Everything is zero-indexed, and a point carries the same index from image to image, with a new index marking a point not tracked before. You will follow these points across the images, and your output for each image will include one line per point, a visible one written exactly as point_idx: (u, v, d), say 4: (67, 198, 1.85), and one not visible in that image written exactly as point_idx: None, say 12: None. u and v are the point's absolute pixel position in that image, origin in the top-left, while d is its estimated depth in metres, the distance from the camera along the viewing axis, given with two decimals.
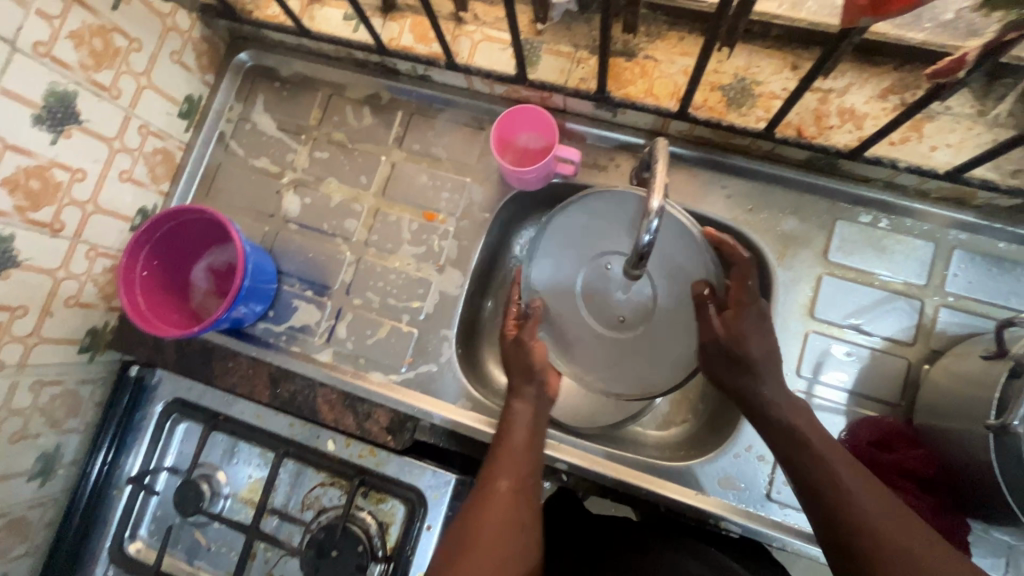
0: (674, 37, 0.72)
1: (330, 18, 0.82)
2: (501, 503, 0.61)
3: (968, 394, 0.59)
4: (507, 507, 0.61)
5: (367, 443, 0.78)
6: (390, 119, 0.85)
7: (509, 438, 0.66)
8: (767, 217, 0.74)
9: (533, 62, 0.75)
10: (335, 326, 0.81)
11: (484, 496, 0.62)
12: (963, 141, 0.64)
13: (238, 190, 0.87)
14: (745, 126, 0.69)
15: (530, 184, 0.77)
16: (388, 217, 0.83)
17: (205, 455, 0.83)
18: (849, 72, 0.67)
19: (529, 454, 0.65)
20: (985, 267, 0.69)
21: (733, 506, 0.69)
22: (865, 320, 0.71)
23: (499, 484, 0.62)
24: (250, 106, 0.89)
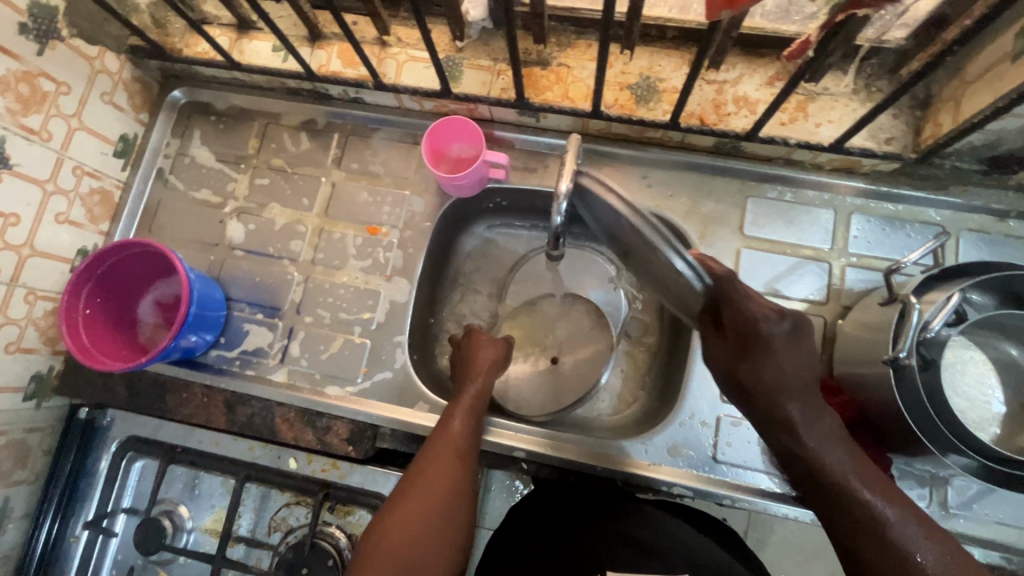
0: (582, 45, 0.78)
1: (259, 51, 0.85)
2: (443, 468, 0.64)
3: (873, 339, 0.65)
4: (447, 473, 0.64)
5: (329, 457, 0.80)
6: (327, 142, 0.88)
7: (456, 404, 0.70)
8: (686, 201, 0.80)
9: (456, 77, 0.80)
10: (288, 346, 0.82)
11: (427, 461, 0.65)
12: (843, 117, 0.72)
13: (181, 223, 0.88)
14: (653, 119, 0.75)
15: (466, 190, 0.82)
16: (333, 235, 0.85)
17: (165, 490, 0.82)
18: (738, 64, 0.74)
19: (472, 428, 0.69)
20: (880, 227, 0.77)
21: (683, 471, 0.73)
22: (783, 286, 0.77)
23: (446, 451, 0.66)
24: (186, 140, 0.91)
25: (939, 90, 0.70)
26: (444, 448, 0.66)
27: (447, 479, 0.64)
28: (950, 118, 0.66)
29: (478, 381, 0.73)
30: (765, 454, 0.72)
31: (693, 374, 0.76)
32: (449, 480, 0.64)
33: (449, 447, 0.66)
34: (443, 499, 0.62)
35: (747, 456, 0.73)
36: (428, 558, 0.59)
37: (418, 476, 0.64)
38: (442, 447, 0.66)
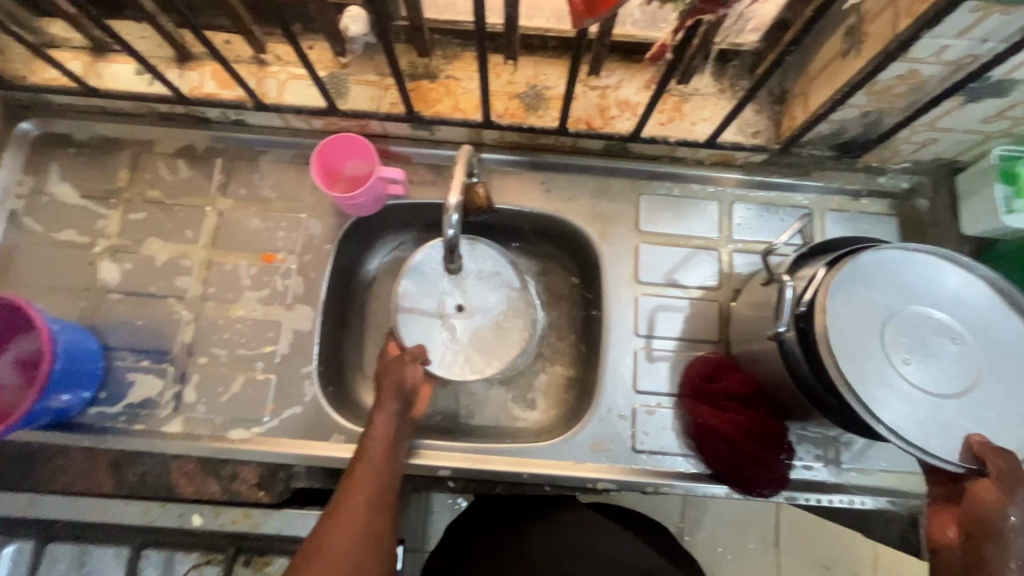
0: (468, 57, 0.79)
1: (121, 75, 0.78)
2: (350, 516, 0.56)
3: (759, 317, 0.70)
4: (355, 521, 0.56)
5: (239, 507, 0.72)
6: (209, 168, 0.83)
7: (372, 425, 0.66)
8: (584, 203, 0.83)
9: (342, 93, 0.78)
10: (181, 392, 0.75)
11: (334, 512, 0.57)
12: (714, 114, 0.78)
13: (42, 268, 0.78)
14: (544, 126, 0.77)
15: (364, 208, 0.79)
16: (224, 267, 0.79)
17: (44, 575, 0.70)
18: (617, 69, 0.78)
19: (385, 470, 0.63)
20: (758, 213, 0.83)
21: (607, 466, 0.74)
22: (681, 275, 0.81)
23: (354, 498, 0.58)
24: (42, 177, 0.81)
25: (791, 87, 0.77)
26: (353, 495, 0.58)
27: (356, 528, 0.56)
28: (801, 111, 0.73)
29: (387, 412, 0.67)
30: (679, 438, 0.76)
31: (607, 370, 0.78)
32: (357, 528, 0.56)
33: (359, 493, 0.59)
34: (348, 554, 0.54)
35: (663, 441, 0.76)
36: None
37: (324, 530, 0.55)
38: (350, 493, 0.59)
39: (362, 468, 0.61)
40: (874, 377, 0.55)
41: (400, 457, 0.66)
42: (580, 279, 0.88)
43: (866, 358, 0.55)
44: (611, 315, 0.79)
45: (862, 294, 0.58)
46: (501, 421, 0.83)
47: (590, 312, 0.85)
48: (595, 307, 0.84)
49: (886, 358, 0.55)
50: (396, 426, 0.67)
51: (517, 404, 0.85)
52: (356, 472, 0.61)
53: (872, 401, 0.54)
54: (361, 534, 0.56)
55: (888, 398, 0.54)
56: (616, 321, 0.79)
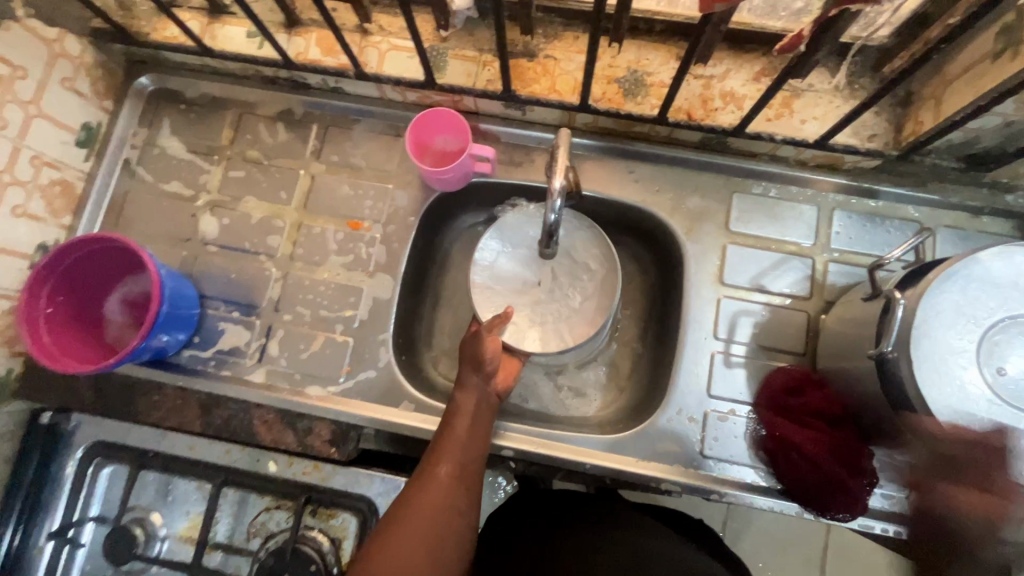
0: (569, 37, 0.77)
1: (233, 37, 0.81)
2: (433, 485, 0.61)
3: (857, 334, 0.65)
4: (437, 490, 0.61)
5: (310, 459, 0.77)
6: (305, 133, 0.85)
7: (456, 403, 0.68)
8: (672, 196, 0.80)
9: (441, 67, 0.78)
10: (266, 345, 0.79)
11: (420, 478, 0.62)
12: (827, 113, 0.73)
13: (150, 216, 0.84)
14: (641, 114, 0.74)
15: (451, 184, 0.80)
16: (312, 230, 0.82)
17: (135, 497, 0.78)
18: (726, 59, 0.74)
19: (471, 442, 0.66)
20: (860, 223, 0.78)
21: (672, 467, 0.73)
22: (768, 281, 0.78)
23: (439, 468, 0.63)
24: (155, 130, 0.86)
25: (919, 88, 0.71)
26: (438, 466, 0.63)
27: (437, 497, 0.60)
28: (930, 116, 0.67)
29: (473, 386, 0.69)
30: (751, 448, 0.73)
31: (680, 370, 0.76)
32: (438, 497, 0.60)
33: (443, 465, 0.63)
34: (429, 520, 0.59)
35: (735, 450, 0.73)
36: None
37: (409, 493, 0.61)
38: (435, 462, 0.63)
39: (448, 439, 0.65)
40: (950, 381, 0.54)
41: (485, 431, 0.68)
42: (658, 275, 0.86)
43: (948, 359, 0.54)
44: (690, 316, 0.77)
45: (960, 296, 0.56)
46: (563, 408, 0.83)
47: (665, 309, 0.83)
48: (672, 305, 0.81)
49: (973, 363, 0.54)
50: (483, 400, 0.69)
51: (580, 393, 0.84)
52: (442, 441, 0.65)
53: (941, 404, 0.53)
54: (442, 503, 0.60)
55: (961, 402, 0.54)
56: (695, 321, 0.77)
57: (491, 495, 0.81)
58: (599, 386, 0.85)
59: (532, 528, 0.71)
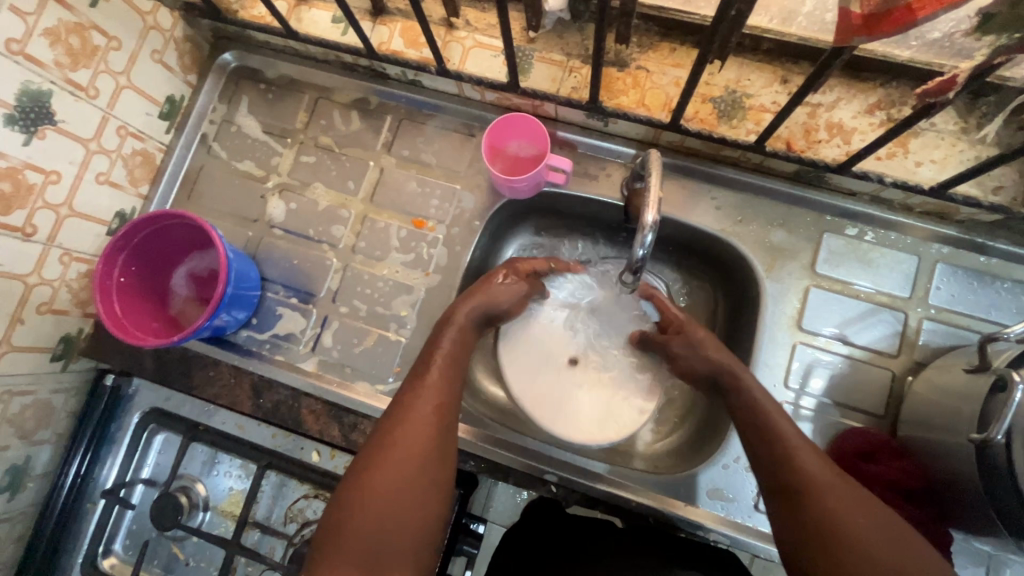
0: (665, 48, 0.72)
1: (319, 21, 0.81)
2: (422, 418, 0.58)
3: (953, 407, 0.59)
4: (426, 424, 0.57)
5: (352, 455, 0.78)
6: (378, 124, 0.84)
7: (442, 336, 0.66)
8: (756, 228, 0.74)
9: (525, 70, 0.74)
10: (320, 335, 0.79)
11: (401, 417, 0.58)
12: (946, 157, 0.66)
13: (221, 193, 0.85)
14: (735, 138, 0.69)
15: (521, 192, 0.77)
16: (376, 224, 0.81)
17: (184, 466, 0.80)
18: (837, 87, 0.68)
19: (453, 380, 0.63)
20: (966, 280, 0.71)
21: (720, 517, 0.69)
22: (851, 332, 0.72)
23: (423, 400, 0.59)
24: (233, 107, 0.87)
25: None
26: (421, 401, 0.59)
27: (428, 432, 0.57)
28: None
29: (461, 321, 0.68)
30: None
31: None
32: (427, 432, 0.57)
33: (427, 400, 0.59)
34: (418, 455, 0.55)
35: None
36: (407, 518, 0.53)
37: (393, 431, 0.57)
38: (421, 396, 0.59)
39: (428, 375, 0.61)
40: None
41: (465, 364, 0.66)
42: (727, 309, 0.81)
43: None
44: (760, 358, 0.72)
45: None
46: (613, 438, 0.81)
47: (732, 346, 0.78)
48: (740, 343, 0.76)
49: None
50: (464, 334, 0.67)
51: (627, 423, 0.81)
52: (424, 376, 0.61)
53: None
54: (432, 436, 0.57)
55: None
56: (766, 365, 0.72)
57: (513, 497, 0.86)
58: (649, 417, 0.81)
59: (557, 543, 0.68)
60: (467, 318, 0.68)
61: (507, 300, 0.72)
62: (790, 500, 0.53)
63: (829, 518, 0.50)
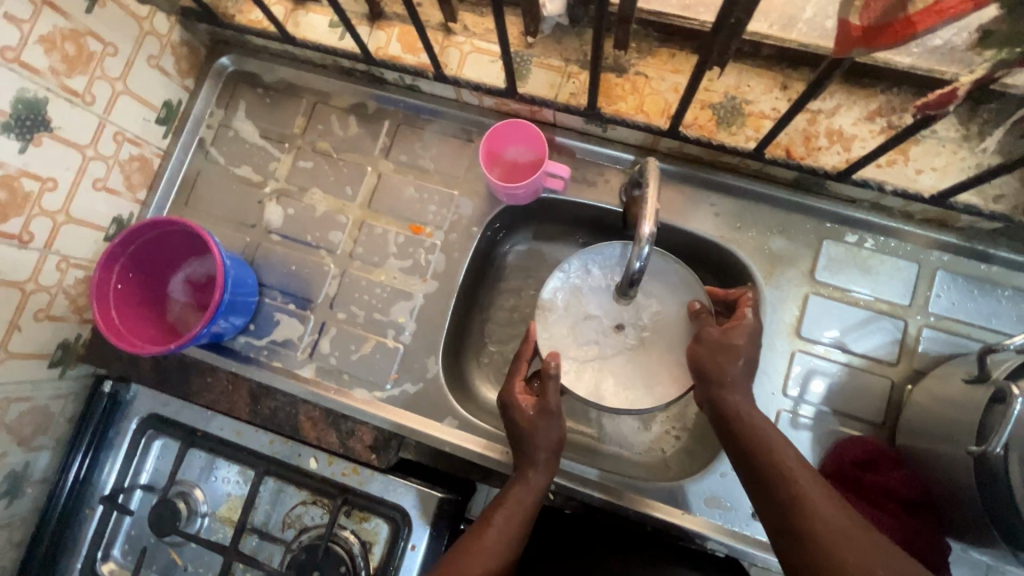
0: (664, 54, 0.72)
1: (316, 25, 0.80)
2: (479, 562, 0.58)
3: (952, 417, 0.59)
4: (480, 571, 0.57)
5: (350, 461, 0.75)
6: (376, 129, 0.83)
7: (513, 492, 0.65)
8: (755, 235, 0.74)
9: (523, 75, 0.74)
10: (318, 341, 0.79)
11: (460, 556, 0.59)
12: (947, 165, 0.65)
13: (218, 198, 0.85)
14: (735, 145, 0.69)
15: (518, 198, 0.77)
16: (374, 230, 0.81)
17: (182, 472, 0.80)
18: (837, 93, 0.68)
19: (521, 533, 0.62)
20: (967, 288, 0.70)
21: (718, 525, 0.69)
22: (850, 340, 0.71)
23: (485, 545, 0.59)
24: (231, 112, 0.87)
25: None
26: (485, 549, 0.59)
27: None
28: None
29: (537, 471, 0.66)
30: None
31: None
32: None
33: (490, 551, 0.59)
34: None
35: None
36: None
37: (451, 567, 0.58)
38: (484, 539, 0.60)
39: (496, 520, 0.62)
40: None
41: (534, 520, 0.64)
42: None
43: None
44: (759, 366, 0.72)
45: None
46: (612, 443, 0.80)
47: None
48: None
49: None
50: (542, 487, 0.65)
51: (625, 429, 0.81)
52: (491, 521, 0.62)
53: None
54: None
55: None
56: (764, 373, 0.71)
57: None
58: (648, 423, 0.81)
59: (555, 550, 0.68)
60: (547, 457, 0.66)
61: (554, 429, 0.66)
62: (776, 508, 0.53)
63: (811, 525, 0.50)
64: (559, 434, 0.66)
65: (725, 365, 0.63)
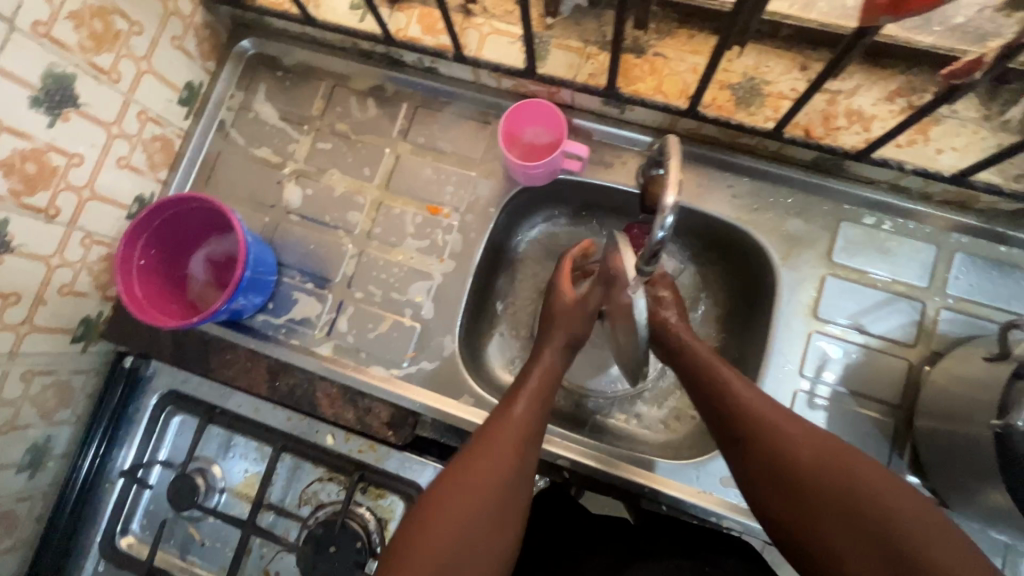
0: (684, 35, 0.72)
1: (336, 8, 0.81)
2: (499, 460, 0.59)
3: (972, 396, 0.59)
4: (504, 465, 0.59)
5: (366, 438, 0.78)
6: (395, 111, 0.84)
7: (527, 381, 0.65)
8: (772, 217, 0.74)
9: (542, 56, 0.74)
10: (335, 319, 0.80)
11: (480, 451, 0.59)
12: (968, 145, 0.65)
13: (238, 179, 0.86)
14: (753, 125, 0.69)
15: (536, 179, 0.77)
16: (392, 210, 0.82)
17: (201, 448, 0.81)
18: (857, 73, 0.68)
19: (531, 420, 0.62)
20: (986, 271, 0.70)
21: (733, 505, 0.69)
22: (867, 322, 0.71)
23: (502, 440, 0.60)
24: (251, 94, 0.88)
25: None
26: (502, 440, 0.60)
27: (502, 470, 0.58)
28: None
29: (547, 361, 0.67)
30: None
31: None
32: (503, 474, 0.58)
33: (507, 438, 0.60)
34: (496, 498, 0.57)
35: None
36: (482, 537, 0.56)
37: (472, 472, 0.58)
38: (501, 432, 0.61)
39: (514, 411, 0.62)
40: None
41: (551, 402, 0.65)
42: (741, 298, 0.81)
43: None
44: (776, 347, 0.72)
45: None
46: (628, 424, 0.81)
47: (746, 336, 0.78)
48: (754, 332, 0.76)
49: None
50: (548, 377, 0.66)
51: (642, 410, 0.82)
52: (506, 415, 0.62)
53: None
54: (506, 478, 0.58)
55: None
56: (780, 354, 0.71)
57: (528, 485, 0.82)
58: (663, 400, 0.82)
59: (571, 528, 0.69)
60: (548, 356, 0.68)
61: (580, 317, 0.69)
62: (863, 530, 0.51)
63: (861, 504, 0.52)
64: (582, 325, 0.69)
65: (700, 353, 0.65)
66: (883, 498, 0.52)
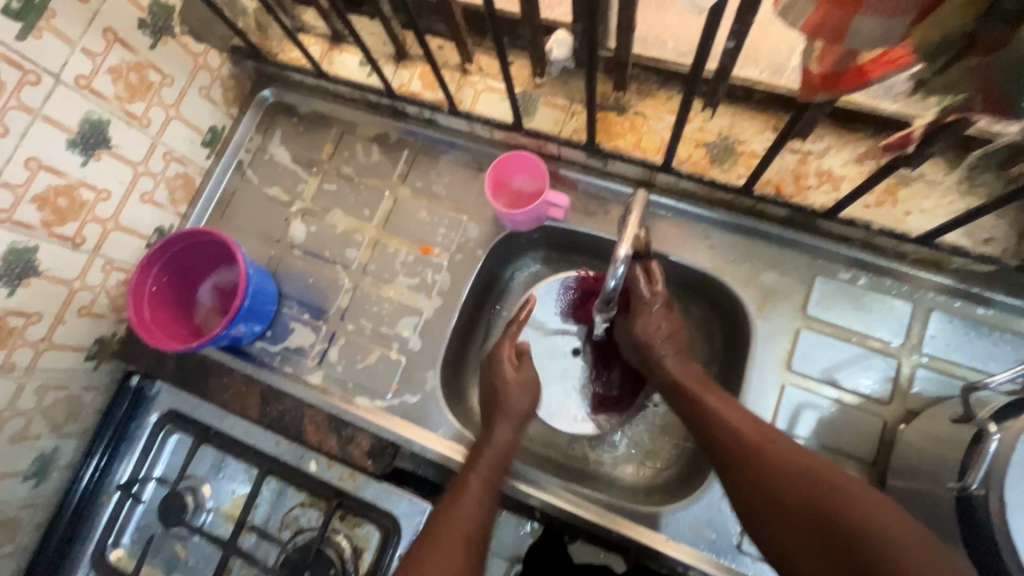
0: (662, 96, 0.77)
1: (347, 64, 0.89)
2: (453, 541, 0.65)
3: (938, 455, 0.59)
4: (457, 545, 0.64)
5: (349, 467, 0.78)
6: (396, 156, 0.90)
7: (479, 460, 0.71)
8: (748, 268, 0.76)
9: (530, 112, 0.80)
10: (327, 350, 0.84)
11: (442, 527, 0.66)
12: (936, 208, 0.68)
13: (250, 215, 0.93)
14: (726, 182, 0.72)
15: (522, 224, 0.81)
16: (387, 249, 0.87)
17: (193, 467, 0.84)
18: (827, 136, 0.71)
19: (486, 509, 0.68)
20: (962, 330, 0.71)
21: (702, 555, 0.69)
22: (842, 376, 0.72)
23: (455, 527, 0.66)
24: (268, 138, 0.96)
25: None
26: (455, 533, 0.65)
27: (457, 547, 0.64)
28: None
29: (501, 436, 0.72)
30: None
31: None
32: (459, 549, 0.64)
33: (460, 530, 0.65)
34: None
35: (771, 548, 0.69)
36: None
37: (428, 547, 0.64)
38: (455, 516, 0.67)
39: (465, 497, 0.68)
40: None
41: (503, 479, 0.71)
42: (720, 345, 0.82)
43: None
44: (749, 397, 0.72)
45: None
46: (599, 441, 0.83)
47: (725, 384, 0.79)
48: (731, 383, 0.77)
49: None
50: (507, 450, 0.72)
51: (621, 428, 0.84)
52: (461, 500, 0.68)
53: None
54: (460, 567, 0.63)
55: None
56: (753, 405, 0.72)
57: (517, 527, 0.80)
58: (645, 427, 0.84)
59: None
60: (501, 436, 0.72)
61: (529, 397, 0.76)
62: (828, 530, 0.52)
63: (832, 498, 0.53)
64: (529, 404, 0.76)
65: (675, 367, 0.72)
66: (862, 507, 0.51)
